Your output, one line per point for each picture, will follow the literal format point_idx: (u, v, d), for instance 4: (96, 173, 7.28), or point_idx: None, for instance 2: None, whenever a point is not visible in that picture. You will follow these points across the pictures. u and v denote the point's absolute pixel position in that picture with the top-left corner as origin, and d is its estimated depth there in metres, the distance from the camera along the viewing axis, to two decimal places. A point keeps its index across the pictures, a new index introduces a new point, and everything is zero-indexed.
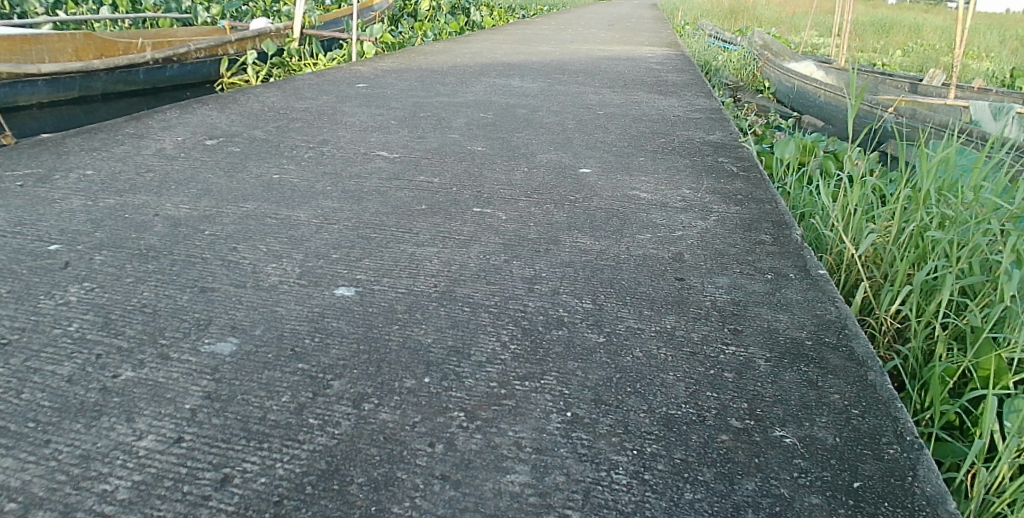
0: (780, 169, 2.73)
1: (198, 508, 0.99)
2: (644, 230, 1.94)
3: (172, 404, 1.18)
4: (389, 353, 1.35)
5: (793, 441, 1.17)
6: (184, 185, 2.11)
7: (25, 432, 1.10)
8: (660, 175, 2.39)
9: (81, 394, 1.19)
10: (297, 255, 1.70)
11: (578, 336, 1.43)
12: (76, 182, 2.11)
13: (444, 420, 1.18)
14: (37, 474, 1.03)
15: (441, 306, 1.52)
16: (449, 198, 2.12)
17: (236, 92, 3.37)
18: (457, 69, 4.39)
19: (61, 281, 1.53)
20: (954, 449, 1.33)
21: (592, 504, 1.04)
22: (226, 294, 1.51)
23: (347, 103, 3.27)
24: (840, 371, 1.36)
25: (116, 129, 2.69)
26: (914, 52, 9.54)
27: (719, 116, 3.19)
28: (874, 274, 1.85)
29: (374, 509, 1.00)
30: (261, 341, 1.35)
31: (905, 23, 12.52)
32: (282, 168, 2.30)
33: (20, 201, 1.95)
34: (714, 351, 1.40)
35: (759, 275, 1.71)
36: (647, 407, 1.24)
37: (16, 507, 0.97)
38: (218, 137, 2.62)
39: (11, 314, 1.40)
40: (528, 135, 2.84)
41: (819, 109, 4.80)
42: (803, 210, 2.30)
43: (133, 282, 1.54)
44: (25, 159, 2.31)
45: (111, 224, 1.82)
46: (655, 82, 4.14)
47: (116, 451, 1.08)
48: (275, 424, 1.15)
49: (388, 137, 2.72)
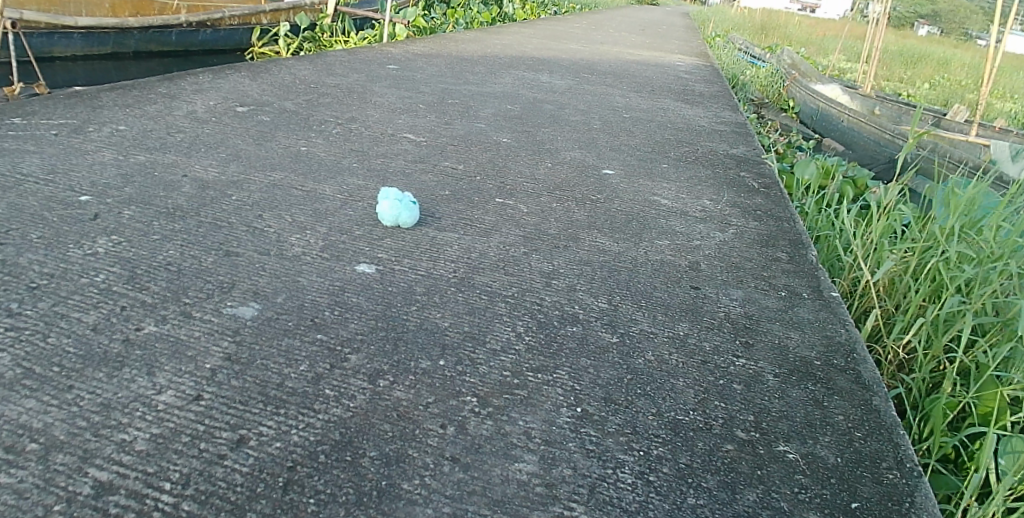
0: (800, 190, 2.73)
1: (213, 466, 1.01)
2: (663, 236, 1.95)
3: (193, 362, 1.20)
4: (406, 332, 1.36)
5: (796, 457, 1.19)
6: (214, 149, 2.13)
7: (49, 376, 1.12)
8: (682, 183, 2.40)
9: (104, 343, 1.21)
10: (321, 229, 1.71)
11: (592, 334, 1.45)
12: (108, 136, 2.13)
13: (456, 403, 1.20)
14: (58, 418, 1.04)
15: (459, 291, 1.54)
16: (473, 186, 2.13)
17: (268, 62, 3.39)
18: (487, 59, 4.39)
19: (90, 232, 1.55)
20: (948, 481, 1.35)
21: (598, 499, 1.05)
22: (250, 259, 1.53)
23: (377, 83, 3.29)
24: (846, 393, 1.37)
25: (150, 88, 2.71)
26: (941, 86, 9.50)
27: (744, 131, 3.20)
28: (887, 303, 1.85)
29: (385, 484, 1.02)
30: (283, 309, 1.37)
31: (933, 56, 12.47)
32: (310, 141, 2.32)
33: (54, 149, 1.98)
34: (725, 362, 1.42)
35: (773, 291, 1.72)
36: (656, 410, 1.25)
37: (37, 448, 0.99)
38: (249, 104, 2.63)
39: (41, 259, 1.43)
40: (554, 131, 2.85)
41: (841, 133, 4.81)
42: (820, 233, 2.31)
43: (160, 240, 1.55)
44: (60, 108, 2.34)
45: (140, 181, 1.84)
46: (681, 90, 4.15)
47: (136, 403, 1.09)
48: (291, 391, 1.16)
49: (415, 120, 2.73)
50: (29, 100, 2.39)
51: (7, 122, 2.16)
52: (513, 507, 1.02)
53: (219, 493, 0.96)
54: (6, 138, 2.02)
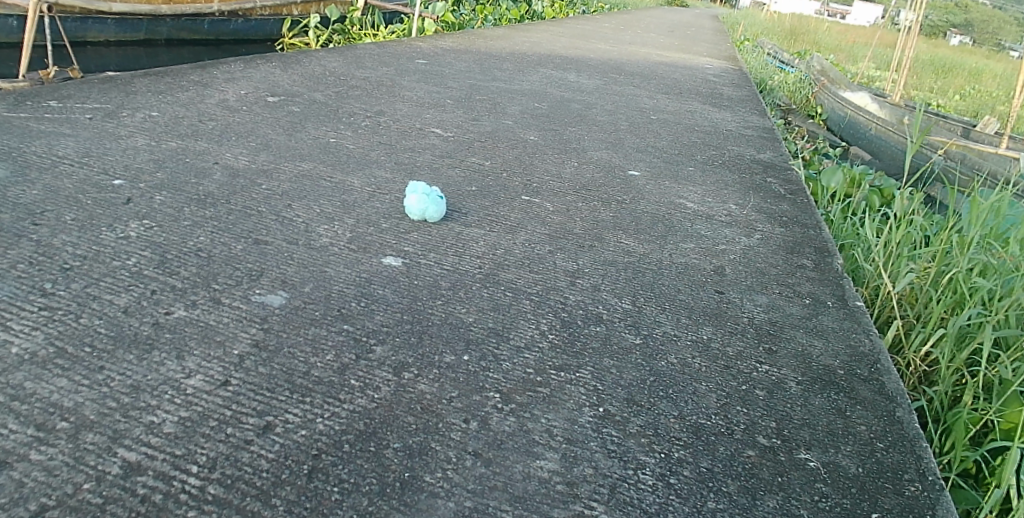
0: (824, 197, 2.70)
1: (239, 451, 1.02)
2: (688, 239, 1.94)
3: (221, 347, 1.21)
4: (431, 326, 1.37)
5: (817, 466, 1.18)
6: (244, 137, 2.15)
7: (81, 356, 1.14)
8: (708, 187, 2.39)
9: (135, 326, 1.23)
10: (348, 221, 1.73)
11: (615, 334, 1.45)
12: (141, 121, 2.16)
13: (480, 399, 1.20)
14: (89, 398, 1.06)
15: (483, 287, 1.54)
16: (499, 183, 2.14)
17: (299, 53, 3.42)
18: (515, 56, 4.40)
19: (123, 216, 1.57)
20: (968, 496, 1.32)
21: (618, 499, 1.05)
22: (279, 248, 1.54)
23: (405, 77, 3.30)
24: (869, 403, 1.36)
25: (182, 75, 2.74)
26: (972, 96, 9.36)
27: (772, 136, 3.17)
28: (909, 313, 1.82)
29: (407, 475, 1.02)
30: (311, 298, 1.39)
31: (964, 66, 12.27)
32: (339, 133, 2.33)
33: (88, 133, 2.01)
34: (748, 367, 1.41)
35: (798, 298, 1.71)
36: (677, 412, 1.25)
37: (68, 426, 1.01)
38: (280, 95, 2.66)
39: (75, 241, 1.45)
40: (581, 130, 2.85)
41: (870, 142, 4.76)
42: (844, 241, 2.27)
43: (190, 226, 1.57)
44: (95, 93, 2.38)
45: (172, 167, 1.86)
46: (709, 93, 4.13)
47: (164, 386, 1.11)
48: (317, 380, 1.17)
49: (443, 115, 2.74)
50: (64, 84, 2.43)
51: (43, 104, 2.20)
52: (534, 504, 1.02)
53: (245, 478, 0.97)
54: (42, 121, 2.06)
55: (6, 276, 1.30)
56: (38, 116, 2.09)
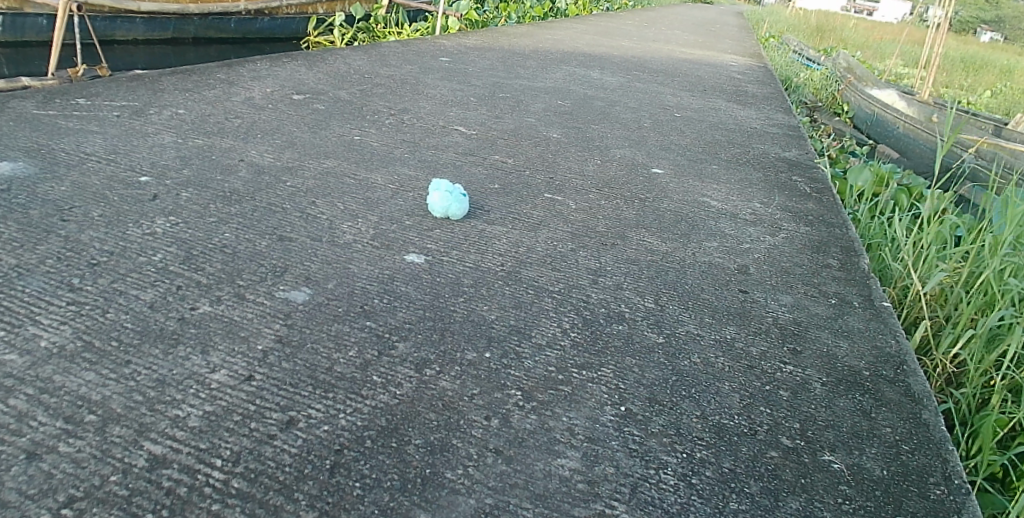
0: (852, 196, 2.65)
1: (263, 446, 1.03)
2: (712, 238, 1.92)
3: (245, 343, 1.22)
4: (453, 323, 1.37)
5: (840, 467, 1.16)
6: (269, 135, 2.17)
7: (108, 350, 1.16)
8: (732, 185, 2.36)
9: (161, 321, 1.24)
10: (371, 218, 1.74)
11: (638, 333, 1.44)
12: (168, 119, 2.19)
13: (501, 396, 1.20)
14: (117, 392, 1.08)
15: (506, 284, 1.54)
16: (521, 181, 2.13)
17: (324, 51, 3.45)
18: (539, 54, 4.39)
19: (149, 212, 1.60)
20: (995, 500, 1.29)
21: (638, 499, 1.04)
22: (303, 245, 1.56)
23: (429, 75, 3.31)
24: (895, 405, 1.33)
25: (209, 73, 2.78)
26: (1005, 93, 9.16)
27: (798, 134, 3.13)
28: (937, 314, 1.78)
29: (429, 472, 1.03)
30: (334, 295, 1.39)
31: (996, 63, 12.02)
32: (363, 130, 2.35)
33: (115, 130, 2.05)
34: (772, 367, 1.39)
35: (823, 298, 1.69)
36: (700, 412, 1.24)
37: (96, 419, 1.02)
38: (305, 93, 2.68)
39: (102, 236, 1.48)
40: (604, 128, 2.83)
41: (899, 139, 4.68)
42: (871, 240, 2.23)
43: (215, 222, 1.59)
44: (124, 91, 2.42)
45: (198, 163, 1.88)
46: (733, 91, 4.08)
47: (189, 380, 1.12)
48: (340, 376, 1.18)
49: (466, 113, 2.74)
50: (93, 82, 2.48)
51: (73, 102, 2.24)
52: (555, 502, 1.02)
53: (269, 472, 0.98)
54: (71, 118, 2.10)
55: (34, 272, 1.33)
56: (68, 114, 2.13)
